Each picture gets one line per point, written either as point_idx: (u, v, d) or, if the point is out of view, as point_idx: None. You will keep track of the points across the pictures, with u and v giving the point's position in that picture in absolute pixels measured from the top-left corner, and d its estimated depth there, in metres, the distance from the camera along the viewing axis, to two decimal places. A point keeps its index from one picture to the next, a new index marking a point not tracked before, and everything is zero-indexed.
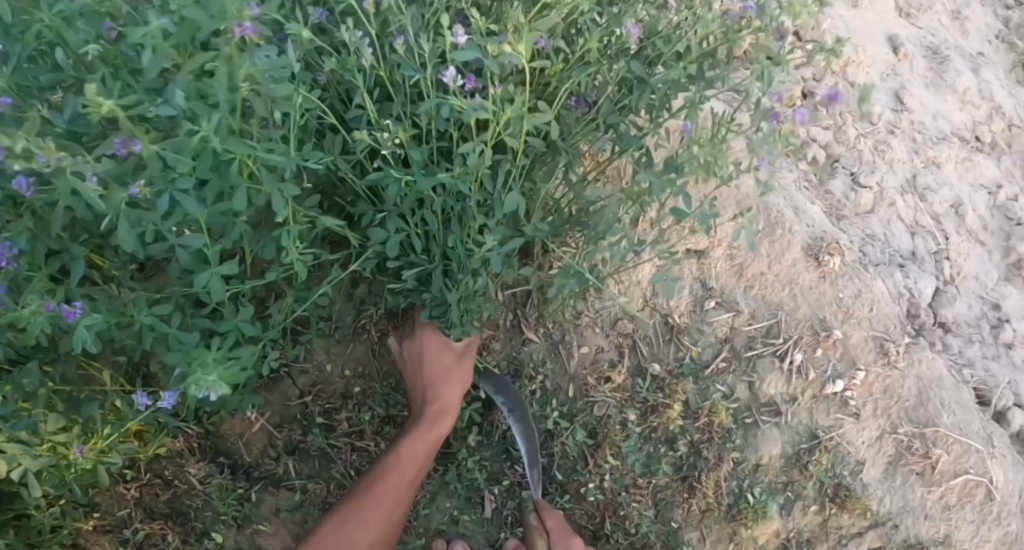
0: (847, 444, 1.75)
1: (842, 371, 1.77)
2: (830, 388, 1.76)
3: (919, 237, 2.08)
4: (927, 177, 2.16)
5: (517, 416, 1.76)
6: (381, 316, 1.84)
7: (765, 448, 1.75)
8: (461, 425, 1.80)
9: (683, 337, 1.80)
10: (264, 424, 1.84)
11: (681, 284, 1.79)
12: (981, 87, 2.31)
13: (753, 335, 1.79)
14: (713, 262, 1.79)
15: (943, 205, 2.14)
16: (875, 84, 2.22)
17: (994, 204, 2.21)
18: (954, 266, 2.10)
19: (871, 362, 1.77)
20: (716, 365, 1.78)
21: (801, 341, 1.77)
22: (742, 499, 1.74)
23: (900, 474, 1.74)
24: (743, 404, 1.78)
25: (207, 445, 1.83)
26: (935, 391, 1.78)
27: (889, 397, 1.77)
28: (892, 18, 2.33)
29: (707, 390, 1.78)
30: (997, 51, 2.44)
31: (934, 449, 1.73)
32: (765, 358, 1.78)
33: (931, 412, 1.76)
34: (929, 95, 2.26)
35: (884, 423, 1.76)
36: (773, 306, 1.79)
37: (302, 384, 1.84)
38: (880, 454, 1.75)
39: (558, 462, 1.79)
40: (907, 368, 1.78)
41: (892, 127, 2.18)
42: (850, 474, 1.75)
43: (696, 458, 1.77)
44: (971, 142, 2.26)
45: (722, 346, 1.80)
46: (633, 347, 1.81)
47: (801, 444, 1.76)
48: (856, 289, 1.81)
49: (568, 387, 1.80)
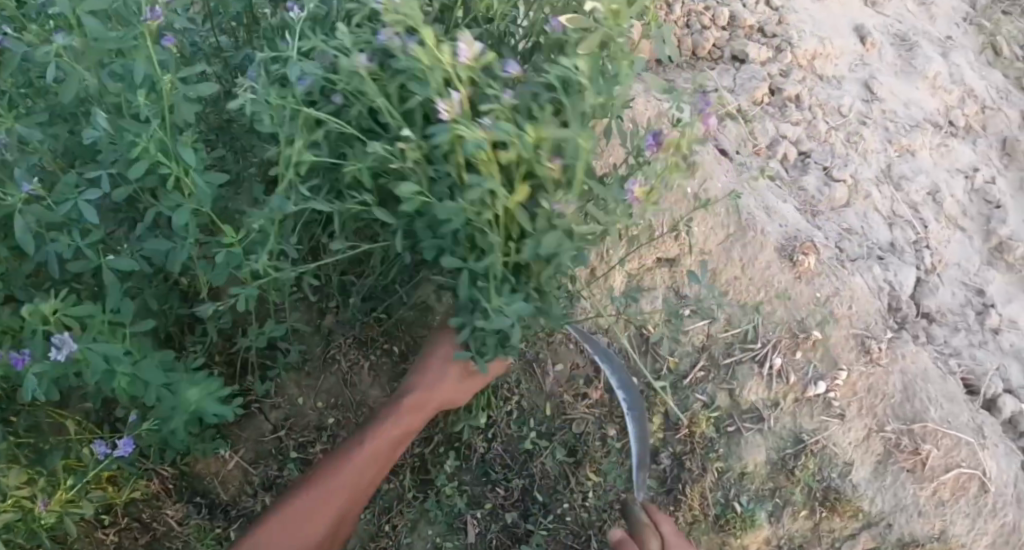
0: (834, 446, 1.71)
1: (824, 372, 1.73)
2: (812, 390, 1.72)
3: (897, 228, 2.03)
4: (902, 165, 2.12)
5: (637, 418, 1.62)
6: (350, 345, 1.81)
7: (749, 455, 1.72)
8: (439, 451, 1.76)
9: (659, 348, 1.76)
10: (238, 461, 1.80)
11: (654, 294, 1.76)
12: (951, 71, 2.28)
13: (730, 341, 1.76)
14: (685, 269, 1.77)
15: (920, 193, 2.11)
16: (843, 75, 2.19)
17: (971, 188, 2.18)
18: (935, 255, 2.06)
19: (853, 361, 1.74)
20: (694, 375, 1.75)
21: (780, 345, 1.73)
22: (729, 509, 1.72)
23: (890, 473, 1.71)
24: (724, 411, 1.75)
25: (183, 485, 1.79)
26: (921, 385, 1.74)
27: (874, 395, 1.73)
28: (857, 8, 2.30)
29: (686, 400, 1.75)
30: (965, 34, 2.42)
31: (923, 445, 1.70)
32: (744, 364, 1.74)
33: (919, 408, 1.72)
34: (899, 83, 2.23)
35: (870, 422, 1.72)
36: (750, 311, 1.76)
37: (275, 418, 1.80)
38: (868, 453, 1.72)
39: (540, 483, 1.75)
40: (891, 364, 1.75)
41: (864, 117, 2.14)
42: (838, 476, 1.71)
43: (679, 470, 1.75)
44: (945, 127, 2.22)
45: (699, 355, 1.76)
46: (609, 360, 1.77)
47: (786, 449, 1.72)
48: (834, 288, 1.77)
49: (545, 405, 1.76)
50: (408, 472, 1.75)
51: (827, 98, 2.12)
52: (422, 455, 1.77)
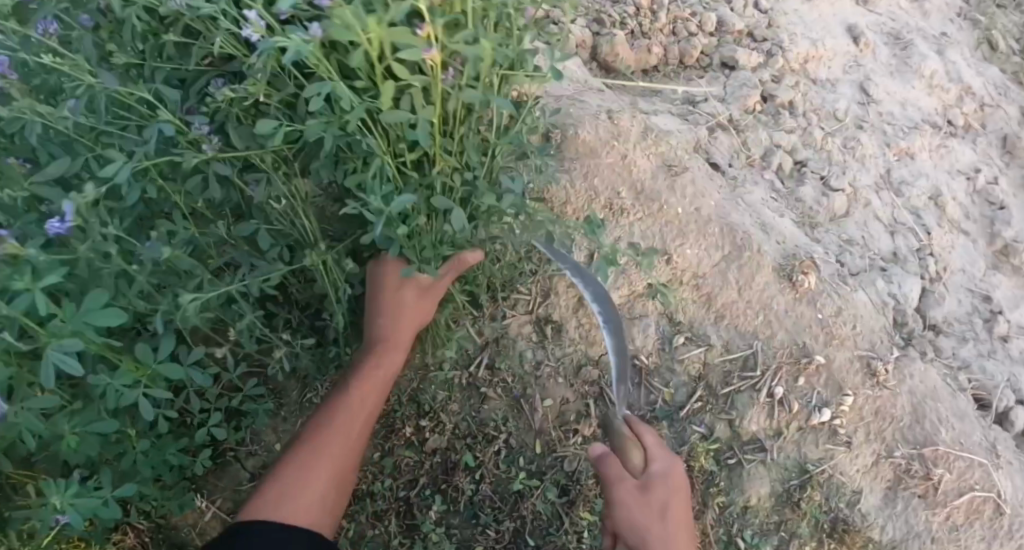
0: (841, 475, 1.63)
1: (828, 399, 1.63)
2: (817, 419, 1.62)
3: (899, 236, 1.94)
4: (901, 170, 2.03)
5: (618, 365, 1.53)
6: (328, 389, 1.71)
7: (751, 488, 1.63)
8: (425, 494, 1.68)
9: (652, 379, 1.66)
10: (216, 511, 1.71)
11: (646, 321, 1.66)
12: (948, 69, 2.18)
13: (729, 369, 1.65)
14: (678, 294, 1.66)
15: (921, 198, 2.01)
16: (838, 78, 2.09)
17: (974, 190, 2.07)
18: (940, 262, 1.96)
19: (859, 385, 1.63)
20: (691, 406, 1.65)
21: (780, 372, 1.63)
22: (733, 545, 1.63)
23: (901, 499, 1.62)
24: (724, 444, 1.64)
25: (160, 539, 1.70)
26: (931, 405, 1.64)
27: (881, 420, 1.63)
28: (848, 6, 2.20)
29: (683, 433, 1.65)
30: (961, 28, 2.31)
31: (935, 470, 1.60)
32: (742, 394, 1.64)
33: (929, 430, 1.62)
34: (894, 83, 2.13)
35: (879, 448, 1.63)
36: (748, 335, 1.65)
37: (252, 466, 1.72)
38: (878, 480, 1.63)
39: (532, 525, 1.65)
40: (898, 386, 1.64)
41: (860, 121, 2.05)
42: (847, 505, 1.63)
43: None
44: (944, 128, 2.12)
45: (696, 385, 1.66)
46: (601, 395, 1.66)
47: (791, 481, 1.63)
48: (836, 307, 1.66)
49: (534, 443, 1.66)
50: (394, 518, 1.67)
51: (822, 103, 2.03)
52: (407, 499, 1.68)
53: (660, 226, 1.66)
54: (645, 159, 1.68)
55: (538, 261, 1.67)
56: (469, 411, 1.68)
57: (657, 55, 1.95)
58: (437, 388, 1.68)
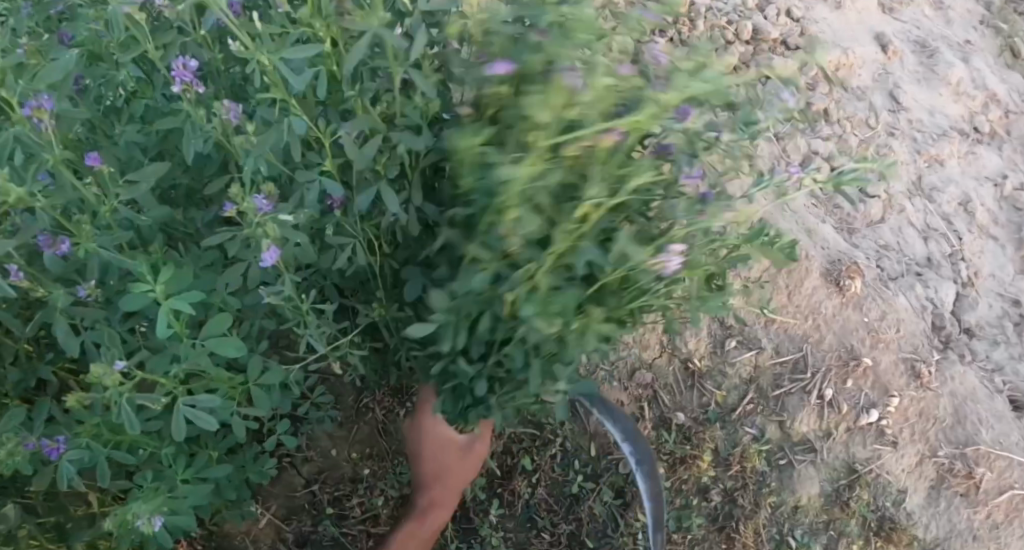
0: (888, 474, 1.65)
1: (875, 400, 1.66)
2: (865, 419, 1.65)
3: (932, 241, 1.98)
4: (931, 177, 2.07)
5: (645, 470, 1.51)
6: (386, 394, 1.76)
7: (802, 489, 1.65)
8: (481, 498, 1.69)
9: (705, 381, 1.69)
10: (270, 518, 1.72)
11: (698, 325, 1.69)
12: (973, 77, 2.23)
13: (779, 372, 1.68)
14: (730, 302, 1.67)
15: (952, 204, 2.06)
16: (868, 85, 2.13)
17: (1001, 196, 2.12)
18: (971, 267, 2.00)
19: (903, 386, 1.67)
20: (743, 408, 1.68)
21: (830, 375, 1.66)
22: (784, 545, 1.65)
23: (943, 498, 1.65)
24: (775, 444, 1.67)
25: (212, 547, 1.70)
26: (971, 406, 1.68)
27: (925, 421, 1.67)
28: (876, 15, 2.25)
29: (735, 434, 1.68)
30: (983, 36, 2.37)
31: (977, 469, 1.64)
32: (793, 396, 1.67)
33: (970, 430, 1.66)
34: (921, 91, 2.17)
35: (923, 448, 1.66)
36: (797, 340, 1.68)
37: (307, 472, 1.74)
38: (921, 479, 1.66)
39: (589, 527, 1.67)
40: (941, 387, 1.68)
41: (892, 128, 2.08)
42: (893, 505, 1.65)
43: (732, 506, 1.67)
44: (971, 135, 2.17)
45: (748, 387, 1.69)
46: (654, 397, 1.71)
47: (840, 480, 1.66)
48: (880, 311, 1.70)
49: (589, 445, 1.70)
50: (450, 522, 1.68)
51: (855, 111, 2.06)
52: (464, 503, 1.69)
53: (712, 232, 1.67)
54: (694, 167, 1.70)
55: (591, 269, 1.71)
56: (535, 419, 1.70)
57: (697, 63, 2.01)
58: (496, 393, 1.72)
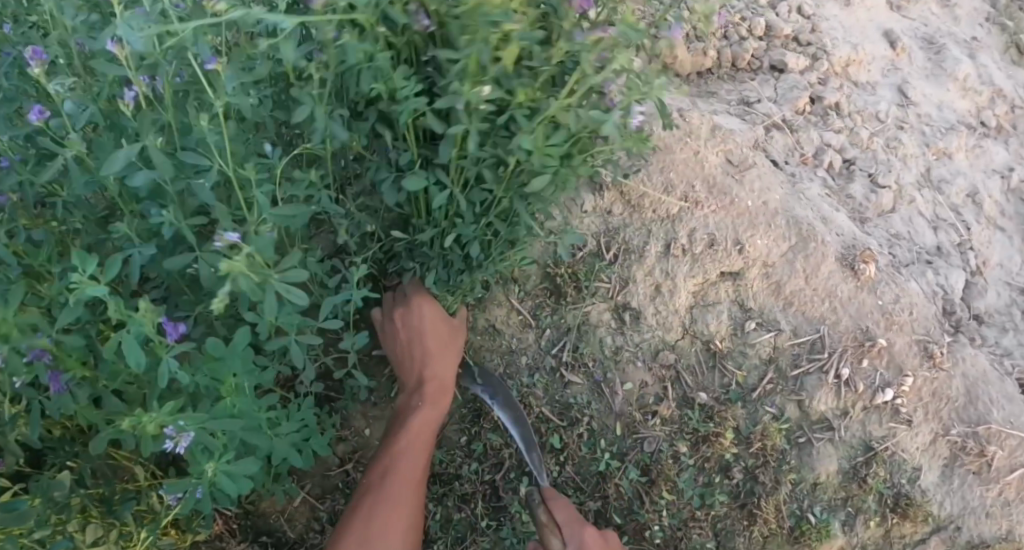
0: (903, 452, 1.71)
1: (890, 379, 1.71)
2: (880, 398, 1.70)
3: (941, 231, 2.05)
4: (940, 169, 2.13)
5: (501, 403, 1.71)
6: None
7: (822, 465, 1.71)
8: (510, 477, 1.74)
9: (726, 362, 1.74)
10: (305, 497, 1.79)
11: (719, 308, 1.74)
12: (979, 72, 2.30)
13: (798, 352, 1.73)
14: (750, 283, 1.74)
15: (960, 195, 2.12)
16: (877, 81, 2.19)
17: (1008, 188, 2.18)
18: (979, 257, 2.07)
19: (917, 366, 1.73)
20: (763, 388, 1.73)
21: (847, 354, 1.71)
22: (803, 521, 1.71)
23: (957, 476, 1.71)
24: (795, 423, 1.73)
25: (247, 525, 1.79)
26: (983, 387, 1.74)
27: (938, 400, 1.72)
28: (883, 13, 2.31)
29: (756, 413, 1.73)
30: (989, 34, 2.44)
31: (990, 446, 1.69)
32: (811, 376, 1.72)
33: (982, 410, 1.72)
34: (929, 86, 2.24)
35: (936, 427, 1.72)
36: (815, 321, 1.74)
37: (341, 452, 1.79)
38: (935, 457, 1.72)
39: (615, 505, 1.76)
40: (953, 368, 1.74)
41: (901, 121, 2.15)
42: (908, 482, 1.71)
43: (753, 484, 1.72)
44: (977, 129, 2.24)
45: (767, 367, 1.74)
46: (676, 378, 1.75)
47: (857, 458, 1.71)
48: (893, 294, 1.76)
49: (615, 425, 1.75)
50: (480, 500, 1.74)
51: (865, 105, 2.12)
52: (493, 481, 1.75)
53: (732, 218, 1.73)
54: (714, 156, 1.76)
55: (614, 254, 1.75)
56: (564, 398, 1.77)
57: (712, 59, 2.07)
58: (525, 372, 1.78)
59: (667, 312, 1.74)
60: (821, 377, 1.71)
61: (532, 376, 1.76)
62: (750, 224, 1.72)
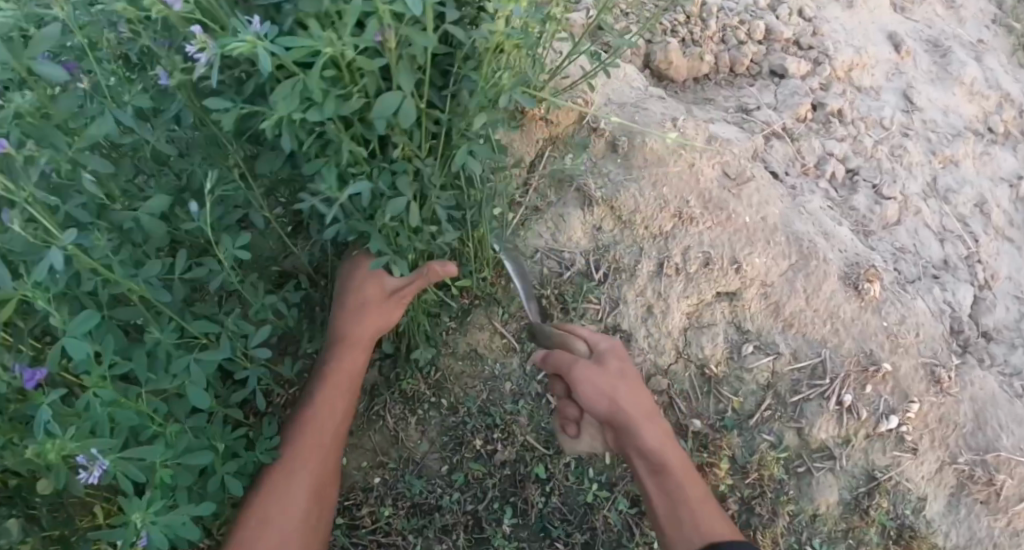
0: (907, 482, 1.62)
1: (895, 405, 1.62)
2: (884, 425, 1.61)
3: (948, 244, 1.95)
4: (946, 178, 2.03)
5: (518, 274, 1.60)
6: (396, 400, 1.68)
7: (821, 496, 1.62)
8: (493, 507, 1.63)
9: (722, 387, 1.65)
10: None
11: (715, 330, 1.65)
12: (986, 75, 2.20)
13: (797, 378, 1.64)
14: (747, 303, 1.64)
15: (967, 205, 2.02)
16: (881, 85, 2.09)
17: (1016, 197, 2.09)
18: (988, 270, 1.97)
19: (923, 391, 1.63)
20: (761, 415, 1.64)
21: (849, 380, 1.62)
22: None
23: (964, 505, 1.62)
24: (794, 452, 1.64)
25: None
26: (992, 411, 1.65)
27: (945, 426, 1.63)
28: (886, 14, 2.22)
29: (753, 441, 1.64)
30: (996, 35, 2.34)
31: (998, 475, 1.61)
32: (812, 402, 1.63)
33: (990, 436, 1.63)
34: (935, 90, 2.14)
35: (942, 454, 1.63)
36: (816, 344, 1.64)
37: None
38: (941, 486, 1.63)
39: (603, 538, 1.62)
40: (960, 393, 1.65)
41: (906, 129, 2.05)
42: (912, 512, 1.62)
43: (749, 515, 1.62)
44: (985, 135, 2.14)
45: (765, 393, 1.64)
46: (670, 404, 1.65)
47: (859, 488, 1.62)
48: (899, 315, 1.66)
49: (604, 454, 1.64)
50: (462, 532, 1.62)
51: (869, 111, 2.02)
52: (475, 512, 1.63)
53: (729, 234, 1.63)
54: (710, 168, 1.65)
55: (603, 274, 1.66)
56: (551, 425, 1.65)
57: (708, 64, 1.98)
58: (509, 398, 1.67)
59: (658, 334, 1.65)
60: (822, 403, 1.62)
61: (517, 402, 1.66)
62: (747, 241, 1.63)
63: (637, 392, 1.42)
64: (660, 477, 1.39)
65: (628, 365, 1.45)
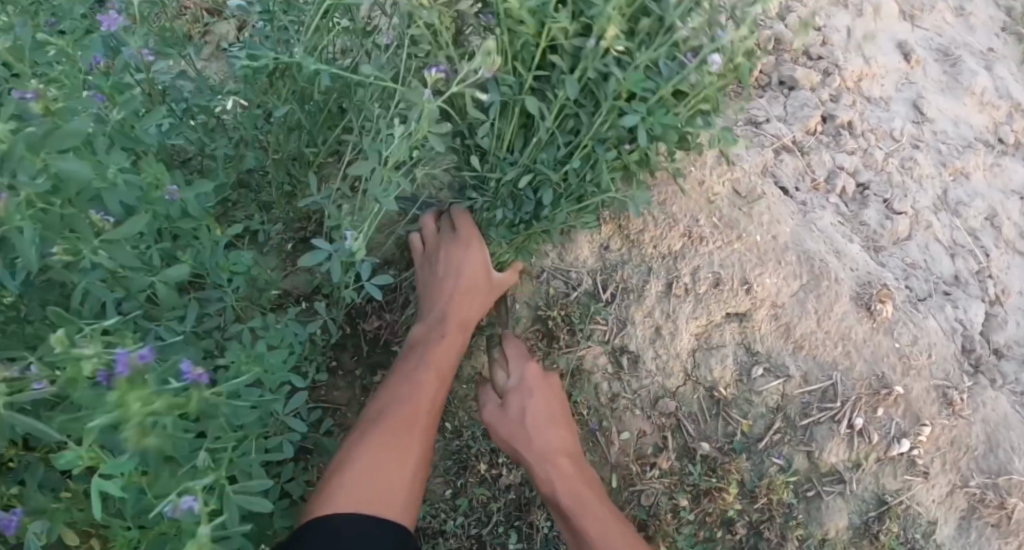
0: (917, 506, 1.59)
1: (906, 429, 1.59)
2: (895, 449, 1.58)
3: (959, 259, 1.91)
4: (958, 190, 1.99)
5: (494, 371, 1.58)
6: None
7: (830, 521, 1.59)
8: (498, 531, 1.62)
9: (730, 410, 1.63)
10: None
11: (724, 351, 1.62)
12: (996, 84, 2.16)
13: (808, 401, 1.61)
14: (757, 324, 1.61)
15: (978, 218, 1.98)
16: (891, 95, 2.05)
17: None
18: (1000, 285, 1.93)
19: (936, 414, 1.60)
20: (770, 438, 1.61)
21: (860, 404, 1.59)
22: None
23: (975, 529, 1.59)
24: (803, 476, 1.61)
25: None
26: (1004, 433, 1.61)
27: (957, 449, 1.60)
28: (896, 22, 2.17)
29: (762, 464, 1.61)
30: (1006, 43, 2.30)
31: (1010, 498, 1.57)
32: (822, 425, 1.60)
33: (1002, 459, 1.59)
34: (945, 100, 2.10)
35: (953, 477, 1.60)
36: (827, 367, 1.61)
37: None
38: (952, 509, 1.60)
39: None
40: (973, 415, 1.61)
41: (916, 140, 2.01)
42: (923, 536, 1.59)
43: (757, 539, 1.61)
44: (995, 146, 2.10)
45: (774, 416, 1.62)
46: (678, 426, 1.64)
47: (869, 513, 1.60)
48: (912, 335, 1.62)
49: (610, 477, 1.65)
50: None
51: (879, 122, 1.98)
52: (479, 536, 1.62)
53: (739, 254, 1.60)
54: (720, 186, 1.61)
55: (611, 294, 1.65)
56: None
57: None
58: None
59: (666, 356, 1.63)
60: (834, 427, 1.59)
61: None
62: (758, 260, 1.59)
63: (551, 435, 1.50)
64: (573, 526, 1.43)
65: (549, 406, 1.53)
